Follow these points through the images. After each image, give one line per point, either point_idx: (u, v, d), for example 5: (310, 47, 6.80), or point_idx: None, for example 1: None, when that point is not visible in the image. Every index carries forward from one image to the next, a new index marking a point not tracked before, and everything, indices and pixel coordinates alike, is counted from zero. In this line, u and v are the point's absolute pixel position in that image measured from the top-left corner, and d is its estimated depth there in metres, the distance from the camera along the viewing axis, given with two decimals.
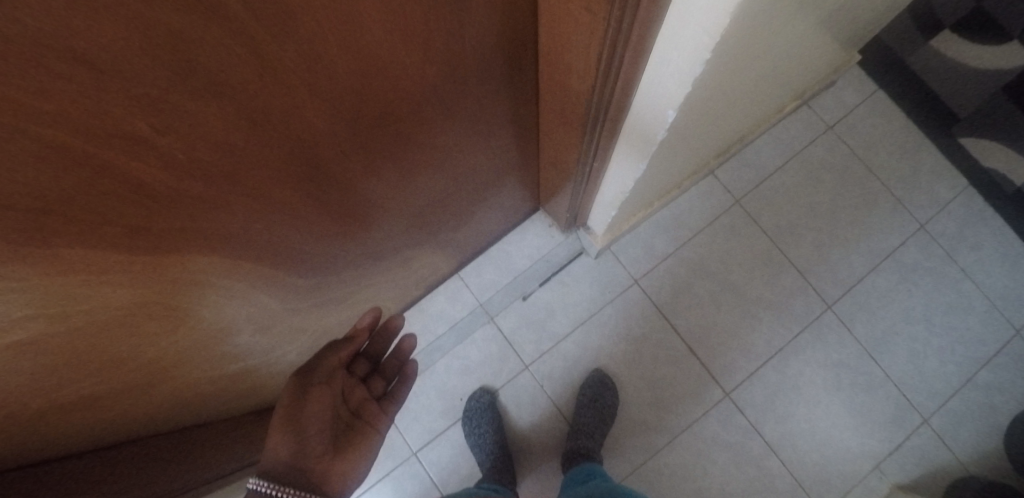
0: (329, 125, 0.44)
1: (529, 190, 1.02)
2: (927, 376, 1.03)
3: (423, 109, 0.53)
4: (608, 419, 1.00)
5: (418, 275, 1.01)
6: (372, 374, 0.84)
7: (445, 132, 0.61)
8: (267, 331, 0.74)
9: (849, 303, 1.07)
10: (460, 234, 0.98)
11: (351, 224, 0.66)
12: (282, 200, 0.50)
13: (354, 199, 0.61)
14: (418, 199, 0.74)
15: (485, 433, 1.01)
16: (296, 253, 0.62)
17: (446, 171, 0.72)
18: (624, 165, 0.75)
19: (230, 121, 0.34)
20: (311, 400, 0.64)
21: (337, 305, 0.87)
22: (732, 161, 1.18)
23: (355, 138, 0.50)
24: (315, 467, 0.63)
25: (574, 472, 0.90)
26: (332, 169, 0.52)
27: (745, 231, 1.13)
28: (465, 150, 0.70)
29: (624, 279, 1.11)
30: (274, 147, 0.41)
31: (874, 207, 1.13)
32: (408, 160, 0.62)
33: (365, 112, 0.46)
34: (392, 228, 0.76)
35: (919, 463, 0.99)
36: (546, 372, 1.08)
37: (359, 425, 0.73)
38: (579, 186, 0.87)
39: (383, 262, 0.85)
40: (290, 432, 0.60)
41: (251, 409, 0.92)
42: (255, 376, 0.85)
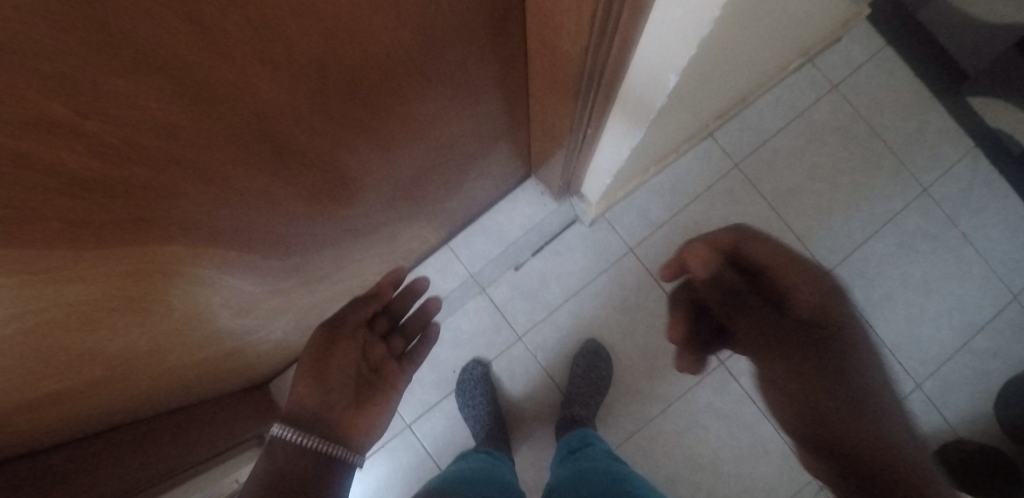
0: (292, 96, 0.39)
1: (520, 157, 0.97)
2: (923, 341, 0.99)
3: (399, 74, 0.47)
4: (602, 388, 1.02)
5: (405, 248, 0.98)
6: (395, 330, 0.83)
7: (424, 100, 0.56)
8: (251, 311, 0.72)
9: (846, 268, 1.04)
10: (447, 205, 0.94)
11: (327, 202, 0.62)
12: (248, 180, 0.46)
13: (330, 174, 0.57)
14: (400, 171, 0.69)
15: (479, 405, 1.02)
16: (271, 233, 0.58)
17: (429, 140, 0.66)
18: (622, 130, 0.70)
19: (173, 97, 0.30)
20: (331, 356, 0.67)
21: (324, 283, 0.84)
22: (732, 123, 1.13)
23: (323, 109, 0.44)
24: (341, 418, 0.63)
25: (569, 439, 0.92)
26: (300, 143, 0.47)
27: (743, 196, 1.10)
28: (448, 118, 0.64)
29: (618, 247, 1.09)
30: (230, 122, 0.37)
31: (876, 171, 1.10)
32: (384, 132, 0.57)
33: (333, 79, 0.41)
34: (375, 201, 0.72)
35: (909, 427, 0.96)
36: (539, 343, 1.08)
37: (380, 380, 0.71)
38: (572, 153, 0.82)
39: (369, 237, 0.81)
40: (313, 384, 0.63)
41: (231, 385, 0.92)
42: (241, 354, 0.83)
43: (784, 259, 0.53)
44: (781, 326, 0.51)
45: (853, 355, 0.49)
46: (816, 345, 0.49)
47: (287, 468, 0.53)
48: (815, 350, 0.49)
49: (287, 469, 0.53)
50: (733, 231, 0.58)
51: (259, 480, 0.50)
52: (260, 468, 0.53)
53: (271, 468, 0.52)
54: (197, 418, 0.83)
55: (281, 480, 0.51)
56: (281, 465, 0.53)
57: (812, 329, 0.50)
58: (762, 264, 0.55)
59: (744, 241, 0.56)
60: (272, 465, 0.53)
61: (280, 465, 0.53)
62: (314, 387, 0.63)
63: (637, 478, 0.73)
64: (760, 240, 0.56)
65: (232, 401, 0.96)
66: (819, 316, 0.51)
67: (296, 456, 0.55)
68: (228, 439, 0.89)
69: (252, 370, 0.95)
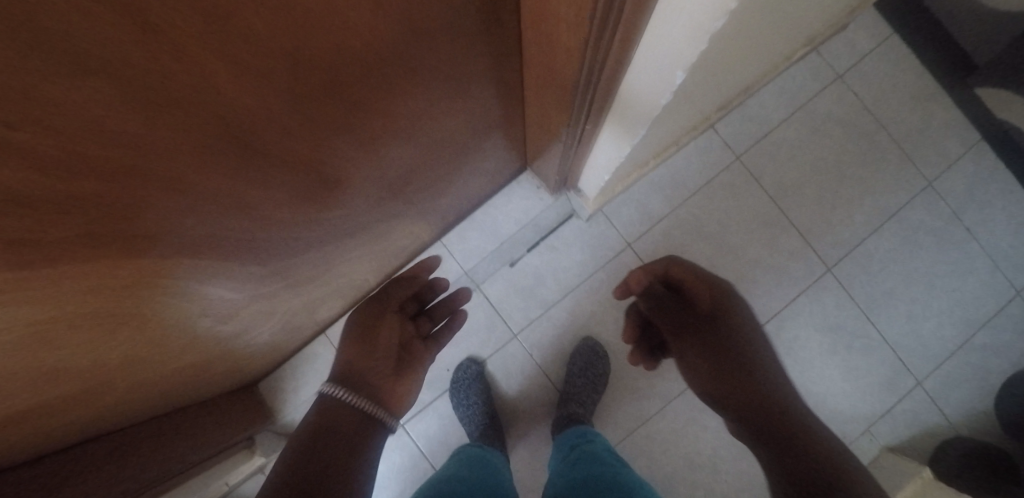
0: (264, 97, 0.36)
1: (514, 150, 0.93)
2: (924, 338, 0.98)
3: (383, 71, 0.44)
4: (599, 387, 1.00)
5: (397, 246, 0.94)
6: (423, 313, 0.87)
7: (411, 95, 0.52)
8: (233, 316, 0.69)
9: (849, 264, 1.02)
10: (440, 202, 0.91)
11: (308, 203, 0.58)
12: (220, 186, 0.42)
13: (312, 176, 0.53)
14: (388, 169, 0.65)
15: (473, 404, 1.01)
16: (251, 237, 0.54)
17: (418, 136, 0.63)
18: (623, 124, 0.67)
19: (127, 107, 0.26)
20: (376, 328, 0.73)
21: (311, 284, 0.81)
22: (733, 114, 1.09)
23: (300, 109, 0.41)
24: (382, 383, 0.65)
25: (565, 438, 0.90)
26: (276, 145, 0.43)
27: (744, 190, 1.06)
28: (438, 113, 0.61)
29: (616, 242, 1.06)
30: (196, 128, 0.33)
31: (880, 164, 1.07)
32: (368, 129, 0.53)
33: (310, 78, 0.37)
34: (363, 200, 0.68)
35: (911, 425, 0.95)
36: (535, 340, 1.06)
37: (413, 356, 0.74)
38: (569, 148, 0.78)
39: (356, 238, 0.78)
40: (359, 352, 0.68)
41: (219, 389, 0.90)
42: (227, 357, 0.81)
43: (692, 279, 0.66)
44: (690, 318, 0.63)
45: (741, 342, 0.57)
46: (707, 333, 0.59)
47: (334, 419, 0.55)
48: (713, 338, 0.58)
49: (334, 420, 0.55)
50: (666, 260, 0.71)
51: (309, 428, 0.53)
52: (311, 416, 0.55)
53: (320, 418, 0.55)
54: (186, 424, 0.81)
55: (328, 430, 0.53)
56: (329, 415, 0.55)
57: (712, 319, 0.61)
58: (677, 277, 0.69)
59: (671, 267, 0.69)
60: (320, 415, 0.55)
61: (328, 414, 0.55)
62: (361, 352, 0.67)
63: (640, 481, 0.71)
64: (683, 265, 0.68)
65: (224, 402, 0.93)
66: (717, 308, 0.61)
67: (341, 408, 0.57)
68: (215, 445, 0.87)
69: (240, 372, 0.92)
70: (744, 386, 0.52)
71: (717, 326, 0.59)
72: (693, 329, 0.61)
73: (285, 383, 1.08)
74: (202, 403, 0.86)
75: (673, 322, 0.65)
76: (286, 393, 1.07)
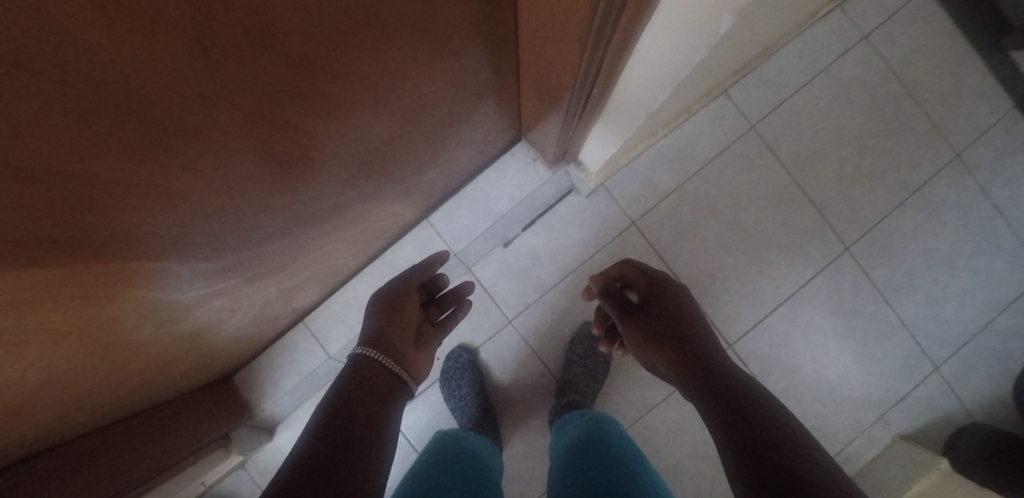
0: (214, 78, 0.29)
1: (505, 119, 0.82)
2: (943, 321, 0.93)
3: (356, 44, 0.37)
4: (598, 375, 0.94)
5: (378, 228, 0.84)
6: (431, 302, 0.82)
7: (378, 57, 0.41)
8: (186, 314, 0.61)
9: (868, 244, 0.95)
10: (424, 178, 0.81)
11: (258, 191, 0.48)
12: (176, 180, 0.36)
13: (284, 165, 0.47)
14: (356, 145, 0.55)
15: (465, 396, 0.95)
16: (199, 231, 0.46)
17: (390, 105, 0.52)
18: (635, 80, 0.55)
19: (33, 98, 0.21)
20: (402, 305, 0.70)
21: (278, 274, 0.72)
22: (748, 78, 0.98)
23: (262, 91, 0.34)
24: (407, 355, 0.65)
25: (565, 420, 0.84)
26: (238, 134, 0.37)
27: (760, 162, 0.97)
28: (413, 77, 0.49)
29: (620, 221, 0.97)
30: (134, 118, 0.27)
31: (906, 134, 0.97)
32: (328, 105, 0.43)
33: (269, 53, 0.31)
34: (329, 181, 0.58)
35: (924, 412, 0.92)
36: (530, 326, 0.98)
37: (427, 339, 0.73)
38: (572, 118, 0.67)
39: (328, 223, 0.68)
40: (386, 322, 0.66)
41: (185, 388, 0.82)
42: (187, 356, 0.72)
43: (635, 273, 0.71)
44: (635, 305, 0.66)
45: (676, 315, 0.59)
46: (648, 315, 0.61)
47: (366, 378, 0.56)
48: (652, 318, 0.60)
49: (367, 378, 0.56)
50: (622, 263, 0.76)
51: (344, 384, 0.54)
52: (345, 374, 0.56)
53: (355, 377, 0.55)
54: (151, 426, 0.74)
55: (362, 388, 0.54)
56: (362, 374, 0.56)
57: (649, 301, 0.64)
58: (627, 274, 0.73)
59: (625, 268, 0.74)
60: (354, 374, 0.56)
61: (360, 373, 0.56)
62: (389, 327, 0.65)
63: (648, 472, 0.65)
64: (635, 265, 0.73)
65: (195, 397, 0.86)
66: (654, 293, 0.64)
67: (373, 368, 0.58)
68: (185, 445, 0.80)
69: (210, 367, 0.85)
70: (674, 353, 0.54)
71: (653, 308, 0.62)
72: (636, 312, 0.64)
73: (263, 373, 1.00)
74: (169, 403, 0.79)
75: (617, 308, 0.68)
76: (264, 385, 1.00)
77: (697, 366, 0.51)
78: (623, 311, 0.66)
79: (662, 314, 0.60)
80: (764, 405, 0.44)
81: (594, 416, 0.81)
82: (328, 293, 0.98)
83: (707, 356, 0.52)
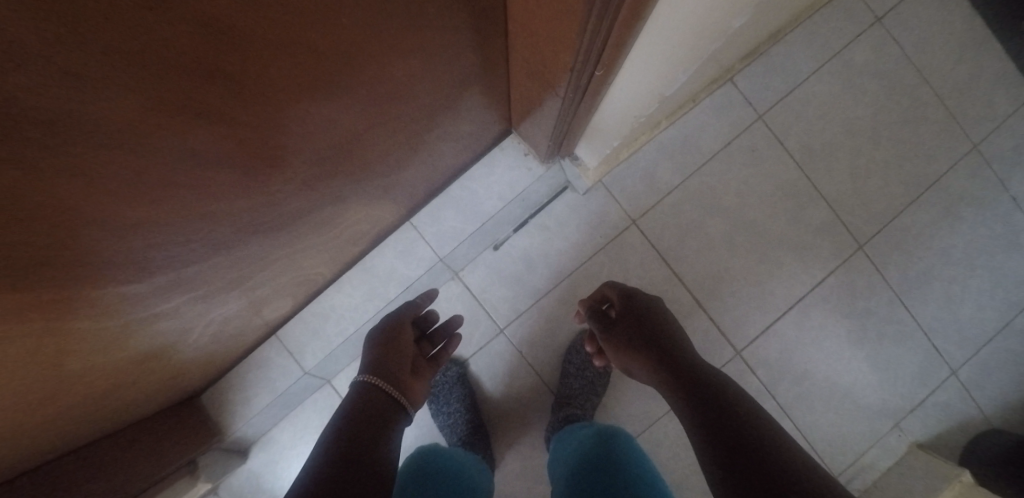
0: (146, 77, 0.25)
1: (493, 111, 0.74)
2: (961, 322, 0.88)
3: (315, 44, 0.33)
4: (598, 387, 0.87)
5: (353, 232, 0.76)
6: (423, 339, 0.79)
7: (333, 42, 0.35)
8: (120, 340, 0.51)
9: (883, 242, 0.89)
10: (403, 177, 0.72)
11: (201, 201, 0.40)
12: (108, 198, 0.31)
13: (245, 173, 0.42)
14: (315, 140, 0.47)
15: (454, 413, 0.88)
16: (120, 248, 0.37)
17: (352, 94, 0.44)
18: (645, 52, 0.46)
19: None
20: (398, 337, 0.70)
21: (238, 288, 0.63)
22: (755, 65, 0.91)
23: (208, 90, 0.30)
24: (407, 381, 0.64)
25: (565, 432, 0.77)
26: (186, 141, 0.32)
27: (768, 155, 0.90)
28: (380, 61, 0.42)
29: (619, 220, 0.90)
30: (51, 133, 0.23)
31: (921, 124, 0.91)
32: (283, 108, 0.38)
33: (212, 46, 0.26)
34: (285, 184, 0.49)
35: (941, 419, 0.87)
36: (523, 335, 0.91)
37: (424, 367, 0.71)
38: (568, 106, 0.59)
39: (292, 230, 0.60)
40: (384, 352, 0.66)
41: (140, 415, 0.73)
42: (134, 384, 0.63)
43: (615, 288, 0.69)
44: (615, 318, 0.63)
45: (657, 324, 0.57)
46: (630, 326, 0.59)
47: (368, 405, 0.56)
48: (633, 329, 0.58)
49: (368, 403, 0.56)
50: (605, 282, 0.74)
51: (348, 411, 0.54)
52: (348, 401, 0.56)
53: (358, 404, 0.56)
54: (105, 458, 0.66)
55: (365, 412, 0.54)
56: (365, 400, 0.57)
57: (628, 311, 0.62)
58: (608, 288, 0.72)
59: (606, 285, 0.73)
60: (357, 401, 0.56)
61: (363, 399, 0.57)
62: (388, 355, 0.65)
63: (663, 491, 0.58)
64: (616, 282, 0.72)
65: (158, 420, 0.78)
66: (631, 303, 0.63)
67: (374, 396, 0.57)
68: (145, 476, 0.72)
69: (168, 389, 0.76)
70: (652, 357, 0.52)
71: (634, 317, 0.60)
72: (618, 325, 0.62)
73: (233, 392, 0.90)
74: (118, 433, 0.70)
75: (600, 322, 0.66)
76: (235, 405, 0.90)
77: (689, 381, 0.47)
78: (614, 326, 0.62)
79: (653, 328, 0.56)
80: (760, 420, 0.41)
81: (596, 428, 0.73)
82: (302, 303, 0.89)
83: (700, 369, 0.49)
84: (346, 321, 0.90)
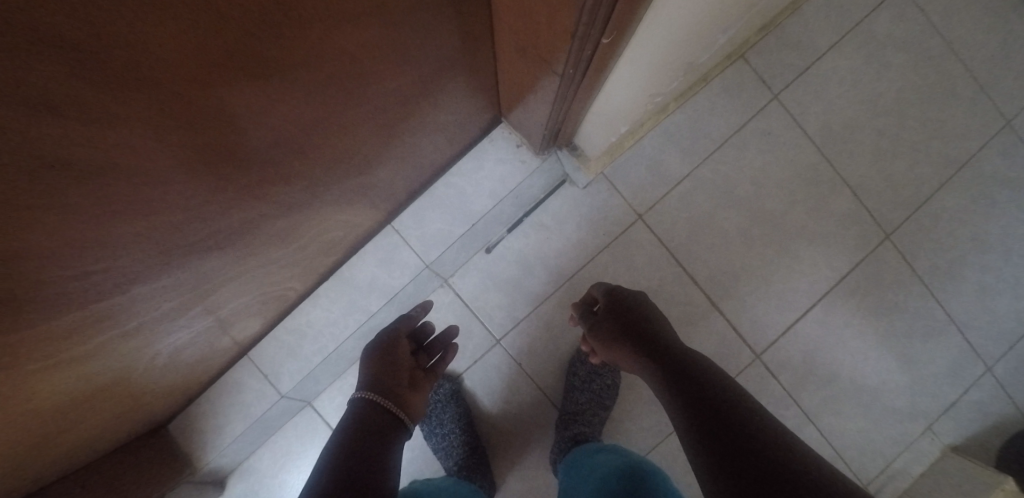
0: (36, 80, 0.18)
1: (480, 96, 0.65)
2: (995, 314, 0.81)
3: (278, 42, 0.29)
4: (607, 403, 0.79)
5: (326, 240, 0.67)
6: (420, 350, 0.70)
7: (292, 36, 0.29)
8: (51, 391, 0.41)
9: (911, 231, 0.82)
10: (379, 176, 0.63)
11: (143, 228, 0.33)
12: (22, 233, 0.24)
13: (200, 183, 0.35)
14: (269, 144, 0.39)
15: (449, 435, 0.79)
16: (20, 294, 0.28)
17: (311, 88, 0.36)
18: (665, 10, 0.36)
19: None
20: (396, 348, 0.63)
21: (191, 314, 0.54)
22: (768, 40, 0.82)
23: (133, 90, 0.23)
24: (407, 396, 0.57)
25: (577, 454, 0.69)
26: (117, 154, 0.26)
27: (786, 138, 0.82)
28: (345, 51, 0.35)
29: (624, 215, 0.81)
30: None
31: (950, 99, 0.83)
32: (243, 118, 0.33)
33: (127, 31, 0.20)
34: (234, 197, 0.41)
35: (977, 419, 0.81)
36: (521, 345, 0.82)
37: (424, 378, 0.64)
38: (569, 86, 0.49)
39: (247, 243, 0.50)
40: (384, 365, 0.58)
41: (100, 453, 0.64)
42: (83, 428, 0.54)
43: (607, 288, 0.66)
44: (605, 317, 0.60)
45: (655, 327, 0.55)
46: (622, 325, 0.56)
47: (366, 425, 0.50)
48: (626, 329, 0.56)
49: (368, 422, 0.51)
50: (596, 284, 0.71)
51: (346, 434, 0.49)
52: (347, 423, 0.51)
53: (355, 425, 0.50)
54: None
55: (363, 436, 0.48)
56: (362, 421, 0.51)
57: (620, 311, 0.59)
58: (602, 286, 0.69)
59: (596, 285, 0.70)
60: (354, 424, 0.50)
61: (362, 419, 0.51)
62: (385, 367, 0.58)
63: None
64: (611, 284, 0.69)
65: (123, 456, 0.68)
66: (623, 302, 0.60)
67: (372, 415, 0.52)
68: None
69: (130, 425, 0.67)
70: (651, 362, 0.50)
71: (628, 316, 0.57)
72: (608, 324, 0.59)
73: (204, 421, 0.81)
74: (81, 471, 0.61)
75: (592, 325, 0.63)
76: (207, 434, 0.81)
77: (695, 395, 0.44)
78: (608, 328, 0.58)
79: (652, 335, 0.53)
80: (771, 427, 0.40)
81: (612, 449, 0.66)
82: (275, 320, 0.80)
83: (708, 380, 0.45)
84: (324, 338, 0.81)
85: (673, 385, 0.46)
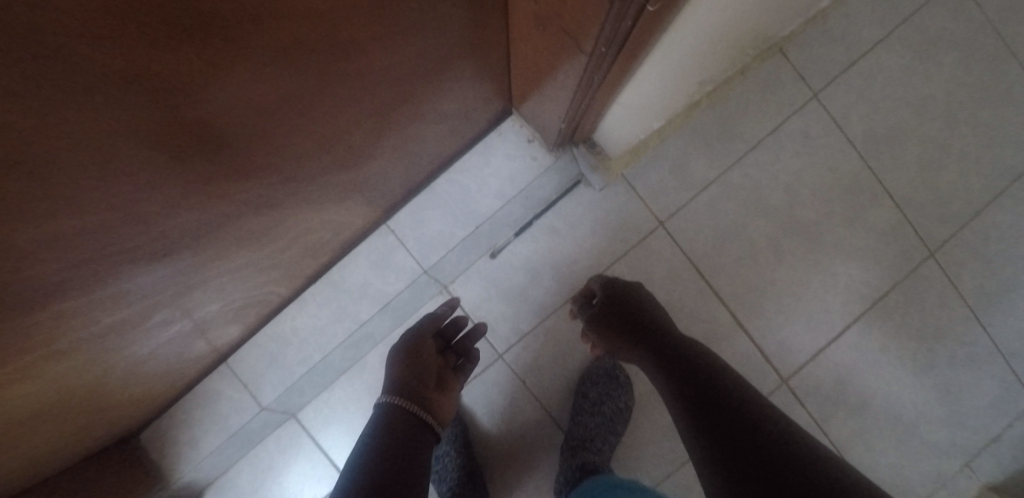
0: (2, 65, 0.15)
1: (489, 82, 0.57)
2: None
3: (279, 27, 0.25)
4: (618, 429, 0.72)
5: (313, 240, 0.60)
6: (448, 349, 0.66)
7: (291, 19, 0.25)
8: None
9: (957, 247, 0.74)
10: (371, 171, 0.56)
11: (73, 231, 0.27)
12: None
13: (165, 174, 0.30)
14: (255, 136, 0.34)
15: (444, 456, 0.74)
16: None
17: (301, 73, 0.31)
18: None
19: None
20: (422, 348, 0.58)
21: (149, 324, 0.47)
22: (809, 32, 0.74)
23: (34, 73, 0.16)
24: (436, 401, 0.53)
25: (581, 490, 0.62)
26: (28, 150, 0.19)
27: (824, 142, 0.74)
28: (340, 30, 0.30)
29: (644, 221, 0.74)
30: None
31: (1006, 104, 0.76)
32: (231, 108, 0.29)
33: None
34: (199, 193, 0.35)
35: (1020, 456, 0.74)
36: (527, 362, 0.75)
37: (452, 380, 0.59)
38: (596, 73, 0.42)
39: (213, 245, 0.43)
40: (408, 367, 0.54)
41: (61, 468, 0.57)
42: (31, 446, 0.47)
43: (604, 280, 0.63)
44: (603, 310, 0.58)
45: (658, 322, 0.53)
46: (625, 322, 0.54)
47: (394, 434, 0.46)
48: (629, 325, 0.53)
49: (395, 429, 0.46)
50: (593, 277, 0.67)
51: (374, 442, 0.45)
52: (373, 430, 0.47)
53: (384, 434, 0.46)
54: None
55: (392, 445, 0.44)
56: (390, 427, 0.47)
57: (622, 304, 0.56)
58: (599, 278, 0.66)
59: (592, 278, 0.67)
60: (381, 431, 0.46)
61: (389, 426, 0.47)
62: (410, 369, 0.54)
63: None
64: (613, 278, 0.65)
65: (89, 470, 0.62)
66: (622, 296, 0.58)
67: (398, 421, 0.48)
68: None
69: (93, 438, 0.60)
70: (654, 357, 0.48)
71: (630, 313, 0.55)
72: (607, 318, 0.56)
73: (178, 432, 0.74)
74: (38, 487, 0.54)
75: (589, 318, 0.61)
76: (179, 447, 0.74)
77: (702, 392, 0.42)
78: (608, 324, 0.56)
79: (653, 331, 0.51)
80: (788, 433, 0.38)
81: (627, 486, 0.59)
82: (256, 325, 0.72)
83: (714, 377, 0.43)
84: (310, 347, 0.74)
85: (679, 383, 0.44)
